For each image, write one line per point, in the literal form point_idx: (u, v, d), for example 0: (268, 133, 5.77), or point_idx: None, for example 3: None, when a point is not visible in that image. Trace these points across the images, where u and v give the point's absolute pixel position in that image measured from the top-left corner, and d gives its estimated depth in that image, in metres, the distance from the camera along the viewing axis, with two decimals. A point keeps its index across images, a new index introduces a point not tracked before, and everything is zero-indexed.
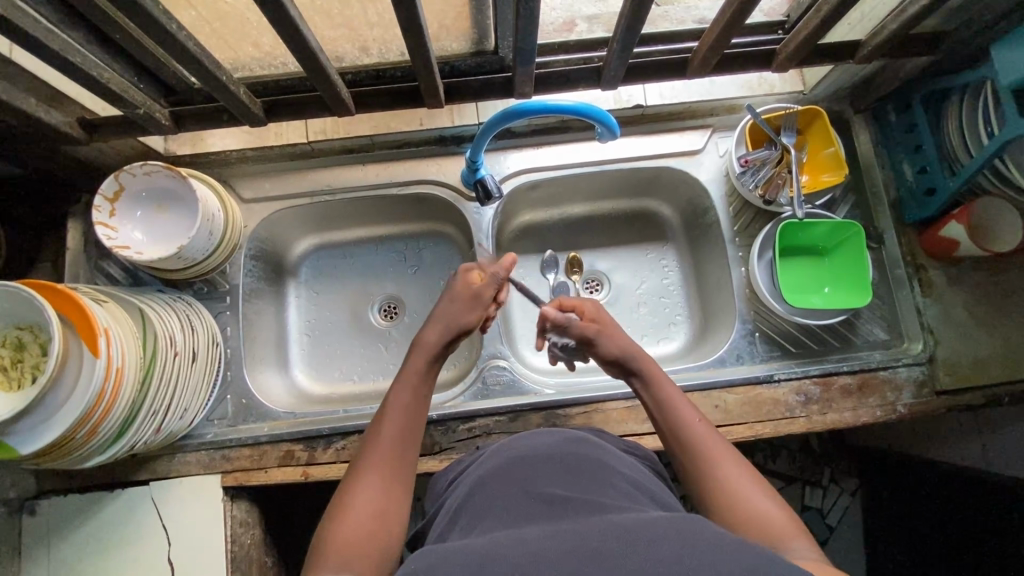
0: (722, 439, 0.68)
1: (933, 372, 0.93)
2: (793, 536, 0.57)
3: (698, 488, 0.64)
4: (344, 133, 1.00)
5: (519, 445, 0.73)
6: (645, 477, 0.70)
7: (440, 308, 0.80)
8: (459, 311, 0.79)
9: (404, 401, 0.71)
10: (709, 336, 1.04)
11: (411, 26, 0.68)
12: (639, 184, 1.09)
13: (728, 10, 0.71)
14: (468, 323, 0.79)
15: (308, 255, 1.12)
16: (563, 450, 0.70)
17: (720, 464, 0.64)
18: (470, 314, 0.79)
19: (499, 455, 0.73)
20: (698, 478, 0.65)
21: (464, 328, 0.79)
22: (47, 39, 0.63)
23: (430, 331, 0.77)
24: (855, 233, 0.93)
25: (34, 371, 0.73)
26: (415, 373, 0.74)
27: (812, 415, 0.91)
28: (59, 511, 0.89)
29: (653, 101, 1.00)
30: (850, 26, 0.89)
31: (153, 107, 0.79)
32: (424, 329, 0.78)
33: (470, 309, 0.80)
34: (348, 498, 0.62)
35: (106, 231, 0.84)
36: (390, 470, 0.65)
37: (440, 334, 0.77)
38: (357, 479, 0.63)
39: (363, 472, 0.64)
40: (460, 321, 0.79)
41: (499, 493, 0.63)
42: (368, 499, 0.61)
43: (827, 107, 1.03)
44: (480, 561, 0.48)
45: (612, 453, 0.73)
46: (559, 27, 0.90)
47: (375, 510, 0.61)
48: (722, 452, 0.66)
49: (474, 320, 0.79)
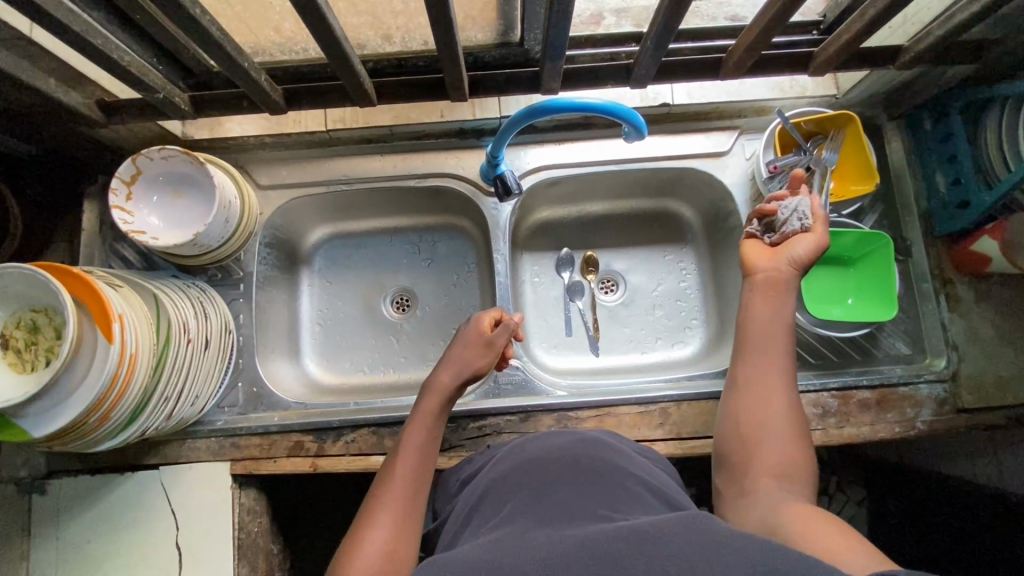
0: (787, 376, 0.69)
1: (956, 390, 0.91)
2: (803, 482, 0.62)
3: (742, 405, 0.68)
4: (364, 122, 0.98)
5: (530, 445, 0.72)
6: (657, 479, 0.69)
7: (452, 351, 0.82)
8: (470, 359, 0.81)
9: (417, 445, 0.72)
10: (726, 343, 1.02)
11: (440, 16, 0.66)
12: (661, 184, 1.06)
13: (769, 11, 0.69)
14: (481, 367, 0.81)
15: (323, 244, 1.11)
16: (573, 452, 0.69)
17: (773, 396, 0.67)
18: (482, 359, 0.81)
19: (511, 455, 0.72)
20: (746, 398, 0.69)
21: (477, 372, 0.81)
22: (69, 20, 0.62)
23: (443, 374, 0.79)
24: (883, 244, 0.91)
25: (48, 353, 0.73)
26: (427, 413, 0.75)
27: (829, 428, 0.90)
28: (70, 492, 0.90)
29: (681, 100, 0.97)
30: (892, 29, 0.86)
31: (173, 91, 0.78)
32: (437, 373, 0.79)
33: (482, 356, 0.81)
34: (358, 539, 0.61)
35: (122, 216, 0.84)
36: (401, 511, 0.65)
37: (455, 378, 0.79)
38: (369, 520, 0.63)
39: (374, 513, 0.64)
40: (473, 365, 0.80)
41: (510, 495, 0.62)
42: (379, 541, 0.61)
43: (859, 112, 1.00)
44: (494, 566, 0.47)
45: (624, 453, 0.72)
46: (586, 20, 0.88)
47: (386, 550, 0.60)
48: (779, 386, 0.68)
49: (486, 364, 0.81)
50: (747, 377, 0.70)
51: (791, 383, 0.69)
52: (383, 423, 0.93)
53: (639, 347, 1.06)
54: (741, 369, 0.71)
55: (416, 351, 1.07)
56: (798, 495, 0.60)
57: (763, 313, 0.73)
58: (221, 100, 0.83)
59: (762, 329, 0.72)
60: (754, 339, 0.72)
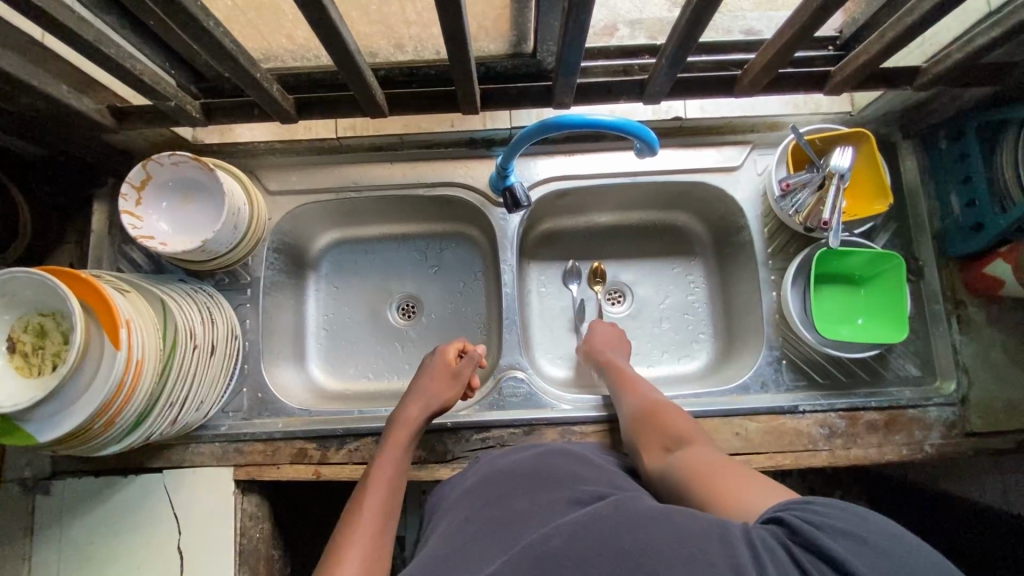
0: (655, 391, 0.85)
1: (966, 413, 0.90)
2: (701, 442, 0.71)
3: (634, 408, 0.82)
4: (373, 131, 0.99)
5: (508, 458, 0.73)
6: (623, 480, 0.68)
7: (419, 385, 0.87)
8: (437, 392, 0.86)
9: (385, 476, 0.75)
10: (733, 359, 1.02)
11: (454, 29, 0.65)
12: (671, 197, 1.05)
13: (789, 30, 0.67)
14: (447, 399, 0.86)
15: (330, 249, 1.11)
16: (545, 465, 0.69)
17: (648, 401, 0.82)
18: (447, 390, 0.86)
19: (479, 470, 0.73)
20: (633, 410, 0.82)
21: (445, 403, 0.86)
22: (81, 29, 0.62)
23: (410, 408, 0.83)
24: (896, 265, 0.89)
25: (55, 359, 0.73)
26: (396, 445, 0.79)
27: (836, 449, 0.89)
28: (73, 493, 0.90)
29: (693, 114, 0.97)
30: (910, 48, 0.85)
31: (184, 99, 0.78)
32: (406, 407, 0.84)
33: (449, 386, 0.86)
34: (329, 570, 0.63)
35: (132, 221, 0.84)
36: (370, 540, 0.67)
37: (422, 413, 0.84)
38: (340, 552, 0.65)
39: (345, 544, 0.66)
40: (440, 398, 0.85)
41: (502, 505, 0.62)
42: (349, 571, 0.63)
43: (874, 129, 0.98)
44: None
45: (592, 463, 0.71)
46: (599, 31, 0.84)
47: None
48: (653, 396, 0.83)
49: (452, 395, 0.86)
50: (627, 398, 0.85)
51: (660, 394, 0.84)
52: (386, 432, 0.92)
53: (645, 360, 1.05)
54: (622, 395, 0.86)
55: (420, 358, 1.07)
56: (699, 449, 0.69)
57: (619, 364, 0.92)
58: (232, 108, 0.83)
59: (625, 372, 0.89)
60: (620, 376, 0.89)
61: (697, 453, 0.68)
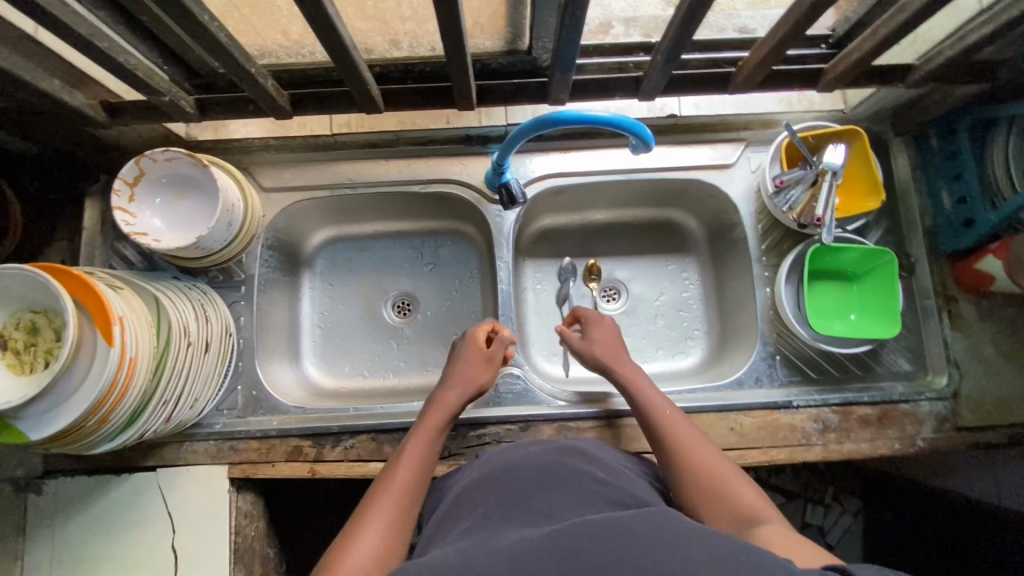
0: (698, 434, 0.75)
1: (957, 408, 0.91)
2: (771, 514, 0.63)
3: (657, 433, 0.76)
4: (368, 128, 1.00)
5: (515, 451, 0.72)
6: (632, 481, 0.68)
7: (458, 369, 0.85)
8: (474, 376, 0.84)
9: (417, 454, 0.74)
10: (728, 354, 1.02)
11: (450, 25, 0.65)
12: (666, 194, 1.06)
13: (783, 27, 0.68)
14: (483, 383, 0.85)
15: (325, 246, 1.11)
16: (553, 462, 0.69)
17: (694, 452, 0.72)
18: (484, 374, 0.85)
19: (489, 462, 0.72)
20: (677, 464, 0.72)
21: (480, 388, 0.84)
22: (76, 24, 0.61)
23: (451, 392, 0.82)
24: (888, 261, 0.90)
25: (47, 356, 0.72)
26: (433, 426, 0.78)
27: (829, 444, 0.90)
28: (66, 492, 0.89)
29: (687, 111, 0.98)
30: (902, 46, 0.86)
31: (179, 94, 0.77)
32: (445, 389, 0.83)
33: (484, 372, 0.85)
34: (351, 539, 0.63)
35: (125, 217, 0.83)
36: (395, 514, 0.66)
37: (460, 396, 0.82)
38: (363, 520, 0.65)
39: (369, 514, 0.66)
40: (477, 381, 0.84)
41: (503, 503, 0.62)
42: (371, 543, 0.62)
43: (866, 127, 0.99)
44: None
45: (601, 461, 0.71)
46: (594, 30, 0.85)
47: (378, 551, 0.62)
48: (697, 444, 0.73)
49: (488, 379, 0.85)
50: (667, 446, 0.74)
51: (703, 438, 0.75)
52: (382, 429, 0.92)
53: (640, 357, 1.06)
54: (660, 441, 0.75)
55: (416, 355, 1.07)
56: (772, 524, 0.61)
57: (647, 393, 0.82)
58: (227, 104, 0.83)
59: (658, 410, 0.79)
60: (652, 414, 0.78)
61: (773, 530, 0.60)
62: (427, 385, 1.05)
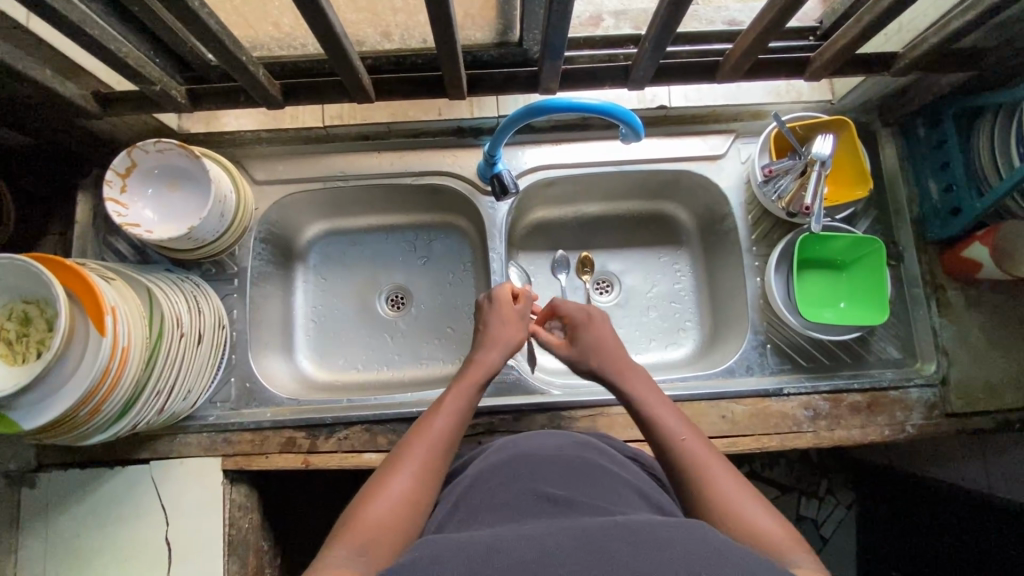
0: (712, 453, 0.66)
1: (945, 395, 0.91)
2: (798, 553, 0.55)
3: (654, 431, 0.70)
4: (360, 119, 0.99)
5: (526, 442, 0.72)
6: (643, 481, 0.68)
7: (496, 327, 0.82)
8: (511, 335, 0.82)
9: (454, 409, 0.72)
10: (720, 343, 1.03)
11: (439, 13, 0.66)
12: (657, 186, 1.07)
13: (768, 15, 0.69)
14: (518, 342, 0.82)
15: (319, 240, 1.11)
16: (571, 455, 0.69)
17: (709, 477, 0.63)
18: (519, 332, 0.83)
19: (505, 449, 0.71)
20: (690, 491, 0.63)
21: (515, 347, 0.82)
22: (66, 10, 0.62)
23: (490, 351, 0.79)
24: (876, 250, 0.91)
25: (39, 346, 0.72)
26: (471, 382, 0.75)
27: (820, 431, 0.90)
28: (59, 486, 0.89)
29: (677, 102, 0.98)
30: (887, 36, 0.87)
31: (170, 84, 0.78)
32: (483, 347, 0.80)
33: (519, 330, 0.83)
34: (381, 484, 0.62)
35: (117, 208, 0.83)
36: (428, 463, 0.65)
37: (499, 354, 0.80)
38: (394, 469, 0.64)
39: (400, 463, 0.65)
40: (513, 339, 0.82)
41: (503, 489, 0.63)
42: (401, 490, 0.61)
43: (853, 118, 1.01)
44: (485, 556, 0.45)
45: (617, 460, 0.72)
46: (584, 22, 0.87)
47: (406, 497, 0.61)
48: (710, 465, 0.64)
49: (523, 338, 0.83)
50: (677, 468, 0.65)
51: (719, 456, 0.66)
52: (376, 420, 0.92)
53: (632, 348, 1.06)
54: (670, 463, 0.66)
55: (410, 348, 1.07)
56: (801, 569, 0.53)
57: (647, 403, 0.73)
58: (218, 95, 0.83)
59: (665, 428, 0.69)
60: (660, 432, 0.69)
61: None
62: (421, 377, 1.05)
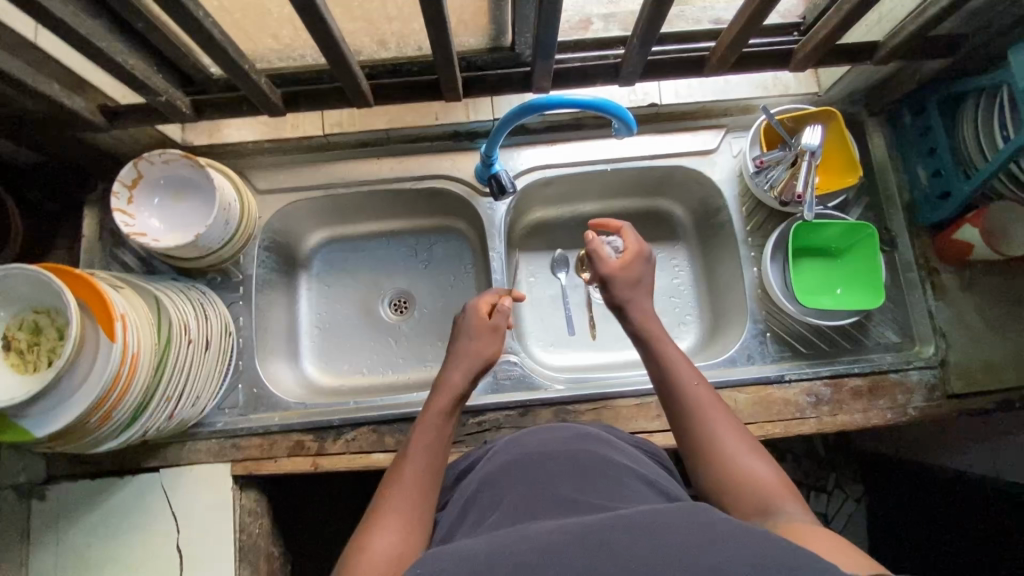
0: (715, 400, 0.70)
1: (945, 375, 0.92)
2: (788, 500, 0.60)
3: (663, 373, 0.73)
4: (359, 126, 1.02)
5: (532, 440, 0.72)
6: (651, 469, 0.69)
7: (462, 347, 0.80)
8: (478, 349, 0.79)
9: (431, 443, 0.70)
10: (720, 335, 1.04)
11: (433, 17, 0.68)
12: (652, 183, 1.09)
13: (748, 9, 0.72)
14: (491, 355, 0.80)
15: (320, 248, 1.13)
16: (574, 449, 0.68)
17: (713, 424, 0.67)
18: (491, 346, 0.80)
19: (511, 449, 0.71)
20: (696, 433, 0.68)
21: (487, 361, 0.79)
22: (75, 24, 0.64)
23: (454, 374, 0.77)
24: (868, 235, 0.94)
25: (50, 354, 0.74)
26: (439, 412, 0.73)
27: (823, 416, 0.91)
28: (71, 496, 0.90)
29: (668, 99, 1.01)
30: (868, 27, 0.89)
31: (174, 95, 0.80)
32: (447, 372, 0.78)
33: (490, 342, 0.80)
34: (362, 543, 0.59)
35: (124, 218, 0.85)
36: (411, 508, 0.63)
37: (466, 374, 0.77)
38: (377, 520, 0.61)
39: (384, 512, 0.62)
40: (484, 353, 0.79)
41: (511, 489, 0.63)
42: (387, 542, 0.59)
43: (841, 109, 1.03)
44: (495, 559, 0.46)
45: (625, 451, 0.72)
46: (575, 25, 0.89)
47: (393, 549, 0.58)
48: (715, 413, 0.68)
49: (496, 351, 0.80)
50: (687, 415, 0.69)
51: (720, 407, 0.70)
52: (382, 421, 0.93)
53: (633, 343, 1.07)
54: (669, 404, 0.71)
55: (414, 351, 1.08)
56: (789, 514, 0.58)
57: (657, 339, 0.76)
58: (222, 105, 0.86)
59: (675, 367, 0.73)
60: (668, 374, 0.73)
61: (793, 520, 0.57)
62: (426, 380, 1.06)
